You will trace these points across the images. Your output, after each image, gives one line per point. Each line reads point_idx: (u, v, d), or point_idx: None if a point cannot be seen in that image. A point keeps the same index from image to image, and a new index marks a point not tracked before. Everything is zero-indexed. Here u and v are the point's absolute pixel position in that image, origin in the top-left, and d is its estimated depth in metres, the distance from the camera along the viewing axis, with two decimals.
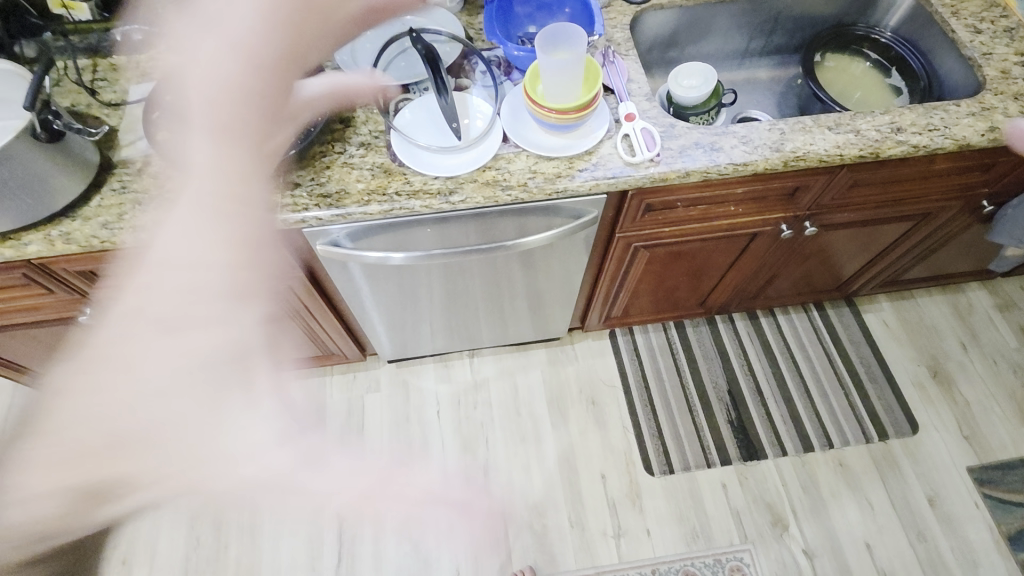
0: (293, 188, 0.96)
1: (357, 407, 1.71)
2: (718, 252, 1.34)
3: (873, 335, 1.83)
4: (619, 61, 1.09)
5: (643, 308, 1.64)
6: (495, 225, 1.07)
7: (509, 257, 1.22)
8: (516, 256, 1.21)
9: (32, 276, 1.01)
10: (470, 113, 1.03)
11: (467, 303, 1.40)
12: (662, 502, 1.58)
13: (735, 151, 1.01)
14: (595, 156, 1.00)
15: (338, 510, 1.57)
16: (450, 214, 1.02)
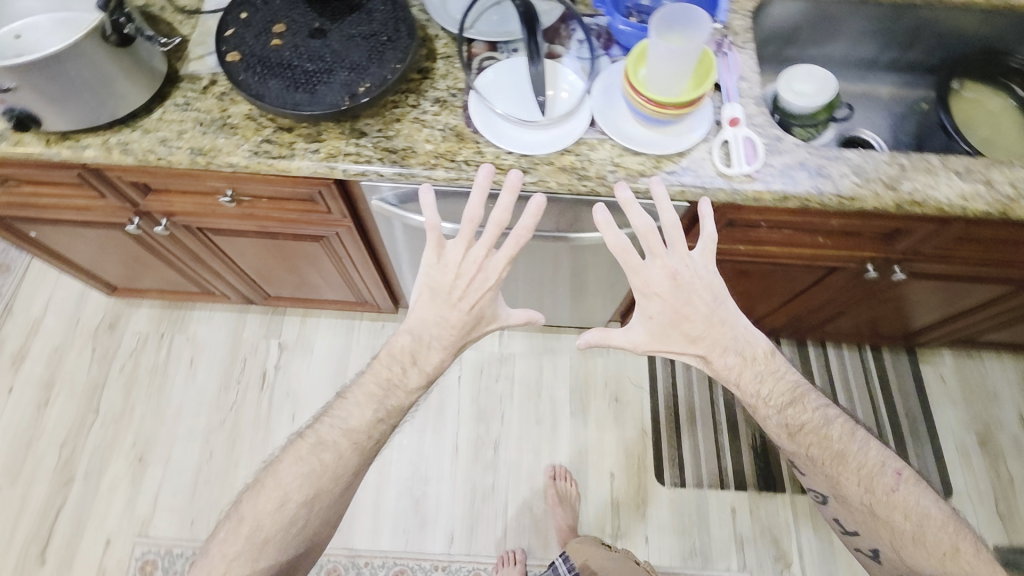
0: (358, 136, 0.90)
1: None
2: (789, 279, 1.24)
3: (927, 389, 1.72)
4: (733, 54, 0.98)
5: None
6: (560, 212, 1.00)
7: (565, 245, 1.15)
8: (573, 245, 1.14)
9: (86, 178, 0.99)
10: (558, 83, 0.93)
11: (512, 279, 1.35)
12: (666, 513, 1.55)
13: (843, 181, 0.90)
14: (686, 158, 0.91)
15: None
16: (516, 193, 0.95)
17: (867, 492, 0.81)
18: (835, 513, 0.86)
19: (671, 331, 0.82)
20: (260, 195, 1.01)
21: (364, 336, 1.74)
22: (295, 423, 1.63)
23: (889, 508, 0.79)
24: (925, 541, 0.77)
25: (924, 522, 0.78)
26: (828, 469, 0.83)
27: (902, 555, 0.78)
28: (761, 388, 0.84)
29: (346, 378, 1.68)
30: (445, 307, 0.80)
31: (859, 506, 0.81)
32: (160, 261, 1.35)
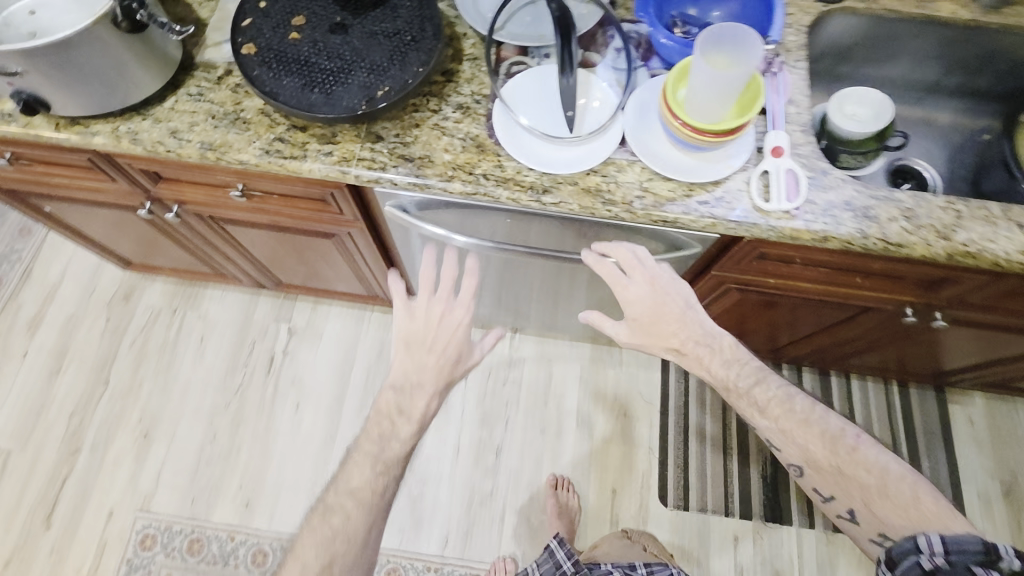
0: (374, 140, 0.86)
1: (388, 351, 1.69)
2: (820, 313, 1.17)
3: (953, 432, 1.63)
4: (784, 74, 0.90)
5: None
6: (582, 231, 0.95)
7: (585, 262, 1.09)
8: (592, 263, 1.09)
9: (96, 163, 0.97)
10: (591, 90, 0.88)
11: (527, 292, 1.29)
12: (667, 535, 1.51)
13: (891, 225, 0.83)
14: (721, 188, 0.84)
15: (347, 445, 1.59)
16: (534, 211, 0.90)
17: (834, 454, 0.81)
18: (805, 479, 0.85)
19: (649, 327, 0.88)
20: (271, 191, 0.97)
21: (373, 328, 1.72)
22: (299, 411, 1.63)
23: (853, 465, 0.80)
24: (890, 493, 0.76)
25: (885, 473, 0.78)
26: (796, 437, 0.83)
27: (872, 510, 0.77)
28: (728, 372, 0.87)
29: (353, 369, 1.67)
30: (423, 355, 0.80)
31: (829, 468, 0.81)
32: (172, 243, 1.33)
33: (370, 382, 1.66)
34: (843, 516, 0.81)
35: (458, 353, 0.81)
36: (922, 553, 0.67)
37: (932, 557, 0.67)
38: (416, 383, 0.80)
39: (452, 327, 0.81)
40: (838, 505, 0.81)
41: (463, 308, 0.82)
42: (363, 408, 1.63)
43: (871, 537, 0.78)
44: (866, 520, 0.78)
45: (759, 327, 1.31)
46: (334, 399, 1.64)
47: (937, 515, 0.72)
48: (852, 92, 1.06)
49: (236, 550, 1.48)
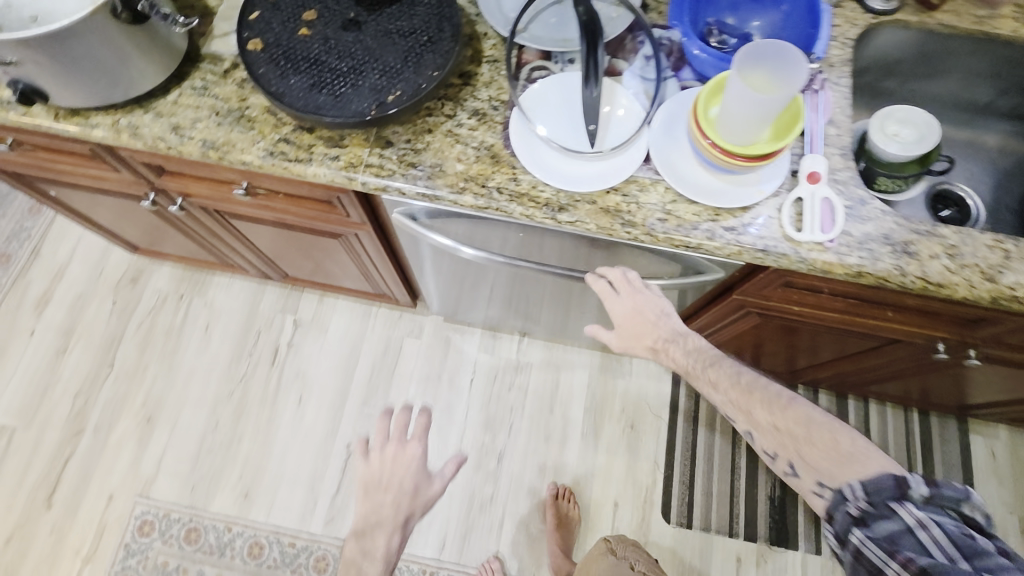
0: (384, 146, 0.82)
1: (394, 349, 1.66)
2: (843, 341, 1.11)
3: (973, 464, 1.57)
4: (824, 92, 0.84)
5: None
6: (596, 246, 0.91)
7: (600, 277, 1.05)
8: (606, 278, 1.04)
9: (99, 153, 0.94)
10: (616, 99, 0.82)
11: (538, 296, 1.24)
12: (667, 553, 1.48)
13: (932, 263, 0.77)
14: (750, 214, 0.79)
15: (348, 442, 1.57)
16: (546, 227, 0.86)
17: (771, 411, 0.81)
18: (755, 441, 0.83)
19: (632, 335, 0.94)
20: (277, 190, 0.94)
21: (379, 324, 1.69)
22: (301, 405, 1.61)
23: (791, 421, 0.79)
24: (821, 441, 0.76)
25: (811, 423, 0.78)
26: (740, 405, 0.83)
27: (805, 457, 0.76)
28: (688, 360, 0.88)
29: (357, 365, 1.65)
30: (383, 501, 0.89)
31: (768, 425, 0.80)
32: (178, 232, 1.31)
33: (373, 379, 1.63)
34: (789, 472, 0.78)
35: (420, 493, 0.90)
36: (847, 502, 0.70)
37: (856, 503, 0.69)
38: (370, 554, 0.85)
39: (409, 472, 0.91)
40: (782, 462, 0.79)
41: (418, 450, 0.91)
42: (365, 405, 1.61)
43: (814, 490, 0.75)
44: (805, 471, 0.76)
45: (779, 347, 1.26)
46: (337, 393, 1.62)
47: (862, 456, 0.72)
48: (901, 113, 1.00)
49: (232, 541, 1.48)
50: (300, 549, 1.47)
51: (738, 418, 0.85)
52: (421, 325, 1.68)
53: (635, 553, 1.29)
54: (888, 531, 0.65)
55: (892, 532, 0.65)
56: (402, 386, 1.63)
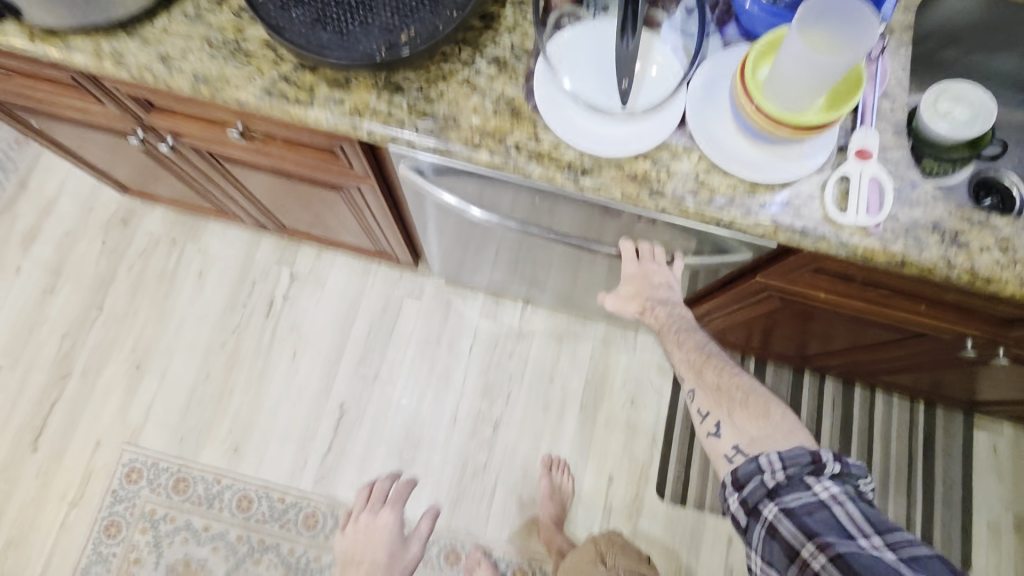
0: (393, 92, 0.74)
1: (392, 308, 1.61)
2: (862, 331, 1.07)
3: (973, 458, 1.56)
4: (883, 60, 0.76)
5: (736, 330, 1.40)
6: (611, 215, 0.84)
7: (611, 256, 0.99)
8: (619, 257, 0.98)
9: (80, 82, 0.86)
10: (651, 55, 0.74)
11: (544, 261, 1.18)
12: (659, 529, 1.48)
13: (982, 256, 0.71)
14: (789, 191, 0.72)
15: (341, 401, 1.54)
16: (563, 192, 0.80)
17: (718, 375, 0.84)
18: (692, 399, 0.84)
19: (630, 294, 0.95)
20: (275, 134, 0.87)
21: (377, 283, 1.63)
22: (295, 361, 1.57)
23: (731, 385, 0.82)
24: (754, 405, 0.78)
25: (751, 394, 0.80)
26: (691, 366, 0.86)
27: (733, 419, 0.78)
28: (666, 318, 0.92)
29: (354, 322, 1.60)
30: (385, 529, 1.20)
31: (711, 383, 0.82)
32: (170, 174, 1.23)
33: (370, 339, 1.59)
34: (711, 433, 0.79)
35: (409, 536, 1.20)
36: (763, 472, 0.70)
37: (773, 474, 0.70)
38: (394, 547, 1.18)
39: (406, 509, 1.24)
40: (709, 421, 0.79)
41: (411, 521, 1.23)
42: (360, 365, 1.57)
43: (726, 452, 0.76)
44: (728, 432, 0.77)
45: (792, 331, 1.22)
46: (333, 351, 1.58)
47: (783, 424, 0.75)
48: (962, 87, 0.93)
49: (221, 493, 1.46)
50: (289, 504, 1.46)
51: (689, 378, 0.86)
52: (421, 287, 1.63)
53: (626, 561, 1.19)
54: (804, 507, 0.67)
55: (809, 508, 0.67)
56: (399, 348, 1.58)
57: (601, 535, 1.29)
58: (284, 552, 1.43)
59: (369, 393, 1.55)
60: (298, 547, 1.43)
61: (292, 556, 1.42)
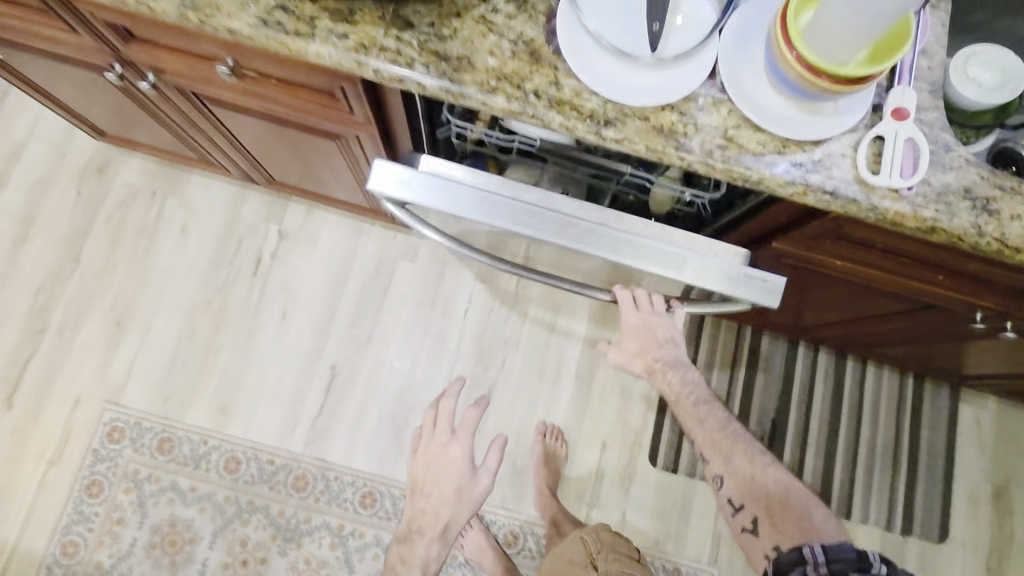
0: (403, 28, 0.68)
1: (386, 270, 1.56)
2: (866, 300, 1.06)
3: (958, 431, 1.60)
4: (923, 13, 0.72)
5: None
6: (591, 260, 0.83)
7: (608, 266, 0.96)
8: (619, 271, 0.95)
9: (51, 6, 0.77)
10: (676, 2, 0.67)
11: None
12: (650, 494, 1.49)
13: (1012, 225, 0.69)
14: (821, 149, 0.69)
15: (333, 363, 1.50)
16: (537, 235, 0.78)
17: (749, 468, 1.01)
18: (720, 484, 1.03)
19: (636, 351, 1.07)
20: (271, 73, 0.80)
21: (370, 243, 1.58)
22: (285, 320, 1.52)
23: (747, 476, 1.00)
24: (789, 513, 0.93)
25: (784, 499, 0.95)
26: (714, 454, 1.05)
27: (770, 518, 0.94)
28: (681, 388, 1.09)
29: (346, 283, 1.55)
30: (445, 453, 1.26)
31: (743, 476, 1.00)
32: (151, 118, 1.15)
33: (363, 300, 1.54)
34: (747, 528, 0.96)
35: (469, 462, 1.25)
36: (806, 563, 0.77)
37: (815, 568, 0.76)
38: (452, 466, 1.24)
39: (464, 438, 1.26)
40: (745, 515, 0.97)
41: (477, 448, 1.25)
42: (352, 327, 1.52)
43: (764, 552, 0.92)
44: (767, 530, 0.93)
45: (795, 298, 1.21)
46: (324, 311, 1.53)
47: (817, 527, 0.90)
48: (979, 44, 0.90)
49: (209, 454, 1.43)
50: (278, 466, 1.43)
51: (714, 461, 1.05)
52: (416, 248, 1.58)
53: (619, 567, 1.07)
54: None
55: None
56: (393, 311, 1.54)
57: (590, 532, 1.20)
58: (273, 513, 1.41)
59: (361, 356, 1.51)
60: (287, 509, 1.41)
61: (282, 518, 1.40)
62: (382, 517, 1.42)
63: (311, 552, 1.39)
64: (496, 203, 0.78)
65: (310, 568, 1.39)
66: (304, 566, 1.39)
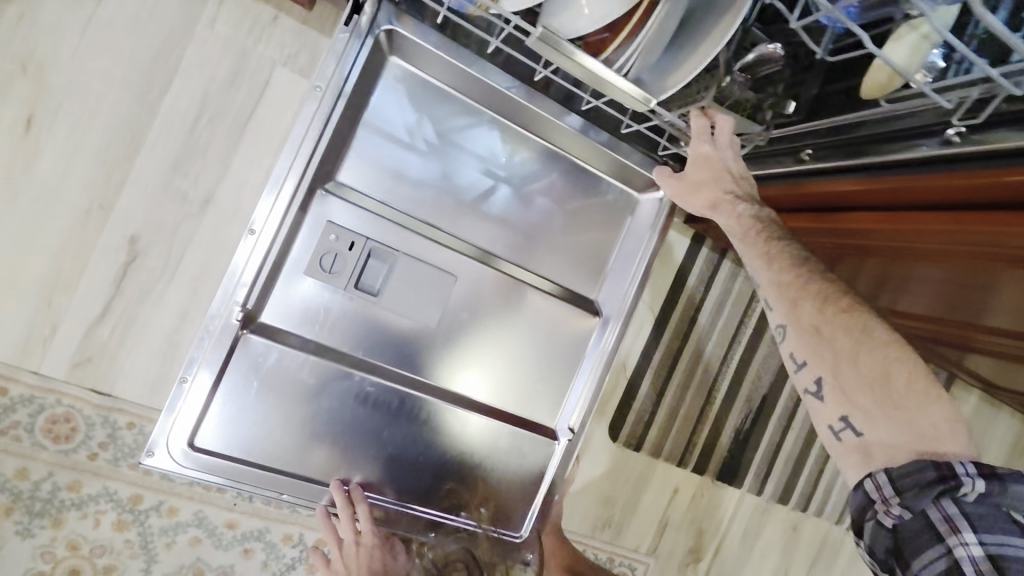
0: None
1: (250, 79, 0.86)
2: (1006, 294, 0.76)
3: None
4: None
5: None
6: (405, 484, 0.86)
7: (476, 427, 0.87)
8: (480, 452, 0.88)
9: None
10: None
11: (479, 290, 0.86)
12: (599, 472, 1.14)
13: None
14: None
15: (132, 231, 0.84)
16: (287, 489, 0.79)
17: (818, 311, 0.63)
18: (781, 338, 0.66)
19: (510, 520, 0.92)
20: None
21: (221, 20, 0.84)
22: (30, 135, 0.79)
23: (842, 327, 0.61)
24: (871, 366, 0.59)
25: (866, 335, 0.60)
26: (790, 295, 0.64)
27: (840, 381, 0.60)
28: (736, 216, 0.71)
29: (169, 87, 0.83)
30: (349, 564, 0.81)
31: (808, 324, 0.63)
32: None
33: (199, 129, 0.85)
34: (810, 391, 0.63)
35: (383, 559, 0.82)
36: (874, 504, 0.57)
37: (887, 505, 0.56)
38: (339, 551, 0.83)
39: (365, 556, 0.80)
40: (808, 375, 0.63)
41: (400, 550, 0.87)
42: (175, 173, 0.84)
43: (830, 423, 0.62)
44: (869, 429, 0.59)
45: (896, 270, 0.82)
46: (116, 134, 0.82)
47: (950, 440, 0.56)
48: None
49: None
50: (17, 399, 0.81)
51: (773, 305, 0.66)
52: (313, 53, 0.88)
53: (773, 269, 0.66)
54: (1005, 552, 0.53)
55: (979, 512, 0.54)
56: (257, 161, 0.87)
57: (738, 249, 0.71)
58: (6, 473, 0.82)
59: (188, 227, 0.86)
60: (33, 467, 0.83)
61: (22, 482, 0.83)
62: (211, 488, 0.90)
63: (78, 533, 0.86)
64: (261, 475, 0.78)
65: (75, 556, 0.86)
66: (66, 554, 0.85)
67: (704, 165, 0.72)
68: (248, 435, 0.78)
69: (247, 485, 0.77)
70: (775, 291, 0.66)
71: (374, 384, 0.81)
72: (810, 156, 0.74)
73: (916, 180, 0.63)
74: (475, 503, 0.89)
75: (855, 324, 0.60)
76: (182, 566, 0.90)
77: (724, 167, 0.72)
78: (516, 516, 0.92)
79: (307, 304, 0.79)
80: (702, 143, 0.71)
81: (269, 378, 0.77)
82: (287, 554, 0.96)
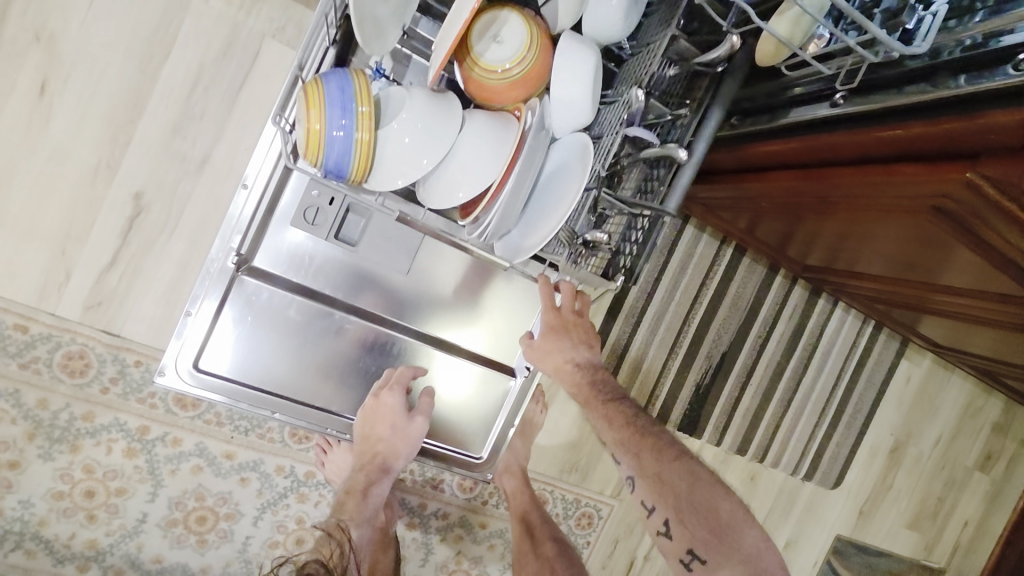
0: None
1: (241, 50, 0.94)
2: (917, 245, 0.85)
3: (889, 386, 1.51)
4: None
5: (724, 204, 1.04)
6: None
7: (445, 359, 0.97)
8: (449, 382, 0.99)
9: None
10: None
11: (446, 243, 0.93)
12: (566, 420, 1.24)
13: None
14: None
15: (137, 188, 0.93)
16: (277, 410, 0.90)
17: (657, 461, 0.79)
18: (633, 488, 0.80)
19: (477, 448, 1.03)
20: None
21: None
22: (44, 101, 0.88)
23: (673, 473, 0.78)
24: (702, 500, 0.75)
25: (695, 477, 0.77)
26: (633, 447, 0.81)
27: (680, 517, 0.75)
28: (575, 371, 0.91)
29: (167, 58, 0.91)
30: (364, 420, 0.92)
31: (649, 470, 0.79)
32: None
33: (195, 97, 0.93)
34: (661, 531, 0.76)
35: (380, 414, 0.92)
36: None
37: None
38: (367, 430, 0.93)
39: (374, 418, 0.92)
40: (657, 517, 0.77)
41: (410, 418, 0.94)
42: (175, 136, 0.93)
43: (680, 556, 0.75)
44: (710, 556, 0.72)
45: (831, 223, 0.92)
46: (120, 101, 0.90)
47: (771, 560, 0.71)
48: None
49: None
50: (35, 337, 0.91)
51: (625, 465, 0.82)
52: (299, 25, 0.96)
53: (623, 433, 0.82)
54: None
55: None
56: (249, 126, 0.96)
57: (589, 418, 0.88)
58: (29, 403, 0.92)
59: (187, 185, 0.94)
60: (53, 399, 0.93)
61: (44, 412, 0.93)
62: (211, 421, 1.01)
63: (93, 458, 0.96)
64: (256, 399, 0.89)
65: (90, 478, 0.97)
66: (83, 476, 0.96)
67: (552, 334, 0.92)
68: (245, 362, 0.88)
69: (242, 404, 0.88)
70: (622, 449, 0.82)
71: (353, 321, 0.91)
72: (739, 122, 0.85)
73: (820, 138, 0.73)
74: (439, 426, 1.01)
75: (685, 471, 0.78)
76: (186, 491, 1.02)
77: (568, 337, 0.93)
78: (476, 440, 1.03)
79: (293, 249, 0.87)
80: (552, 312, 0.92)
81: (261, 313, 0.87)
82: (279, 484, 1.07)
